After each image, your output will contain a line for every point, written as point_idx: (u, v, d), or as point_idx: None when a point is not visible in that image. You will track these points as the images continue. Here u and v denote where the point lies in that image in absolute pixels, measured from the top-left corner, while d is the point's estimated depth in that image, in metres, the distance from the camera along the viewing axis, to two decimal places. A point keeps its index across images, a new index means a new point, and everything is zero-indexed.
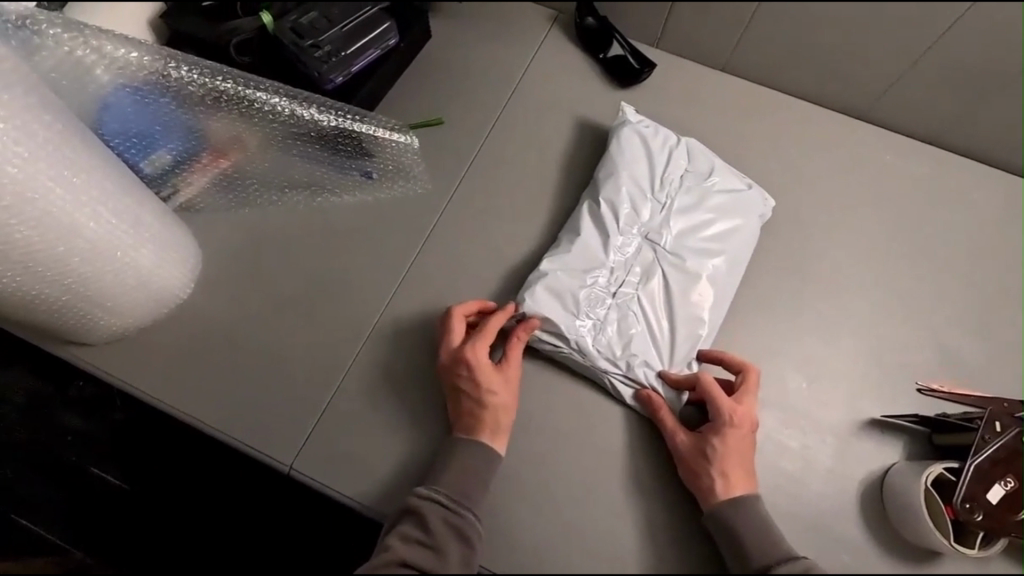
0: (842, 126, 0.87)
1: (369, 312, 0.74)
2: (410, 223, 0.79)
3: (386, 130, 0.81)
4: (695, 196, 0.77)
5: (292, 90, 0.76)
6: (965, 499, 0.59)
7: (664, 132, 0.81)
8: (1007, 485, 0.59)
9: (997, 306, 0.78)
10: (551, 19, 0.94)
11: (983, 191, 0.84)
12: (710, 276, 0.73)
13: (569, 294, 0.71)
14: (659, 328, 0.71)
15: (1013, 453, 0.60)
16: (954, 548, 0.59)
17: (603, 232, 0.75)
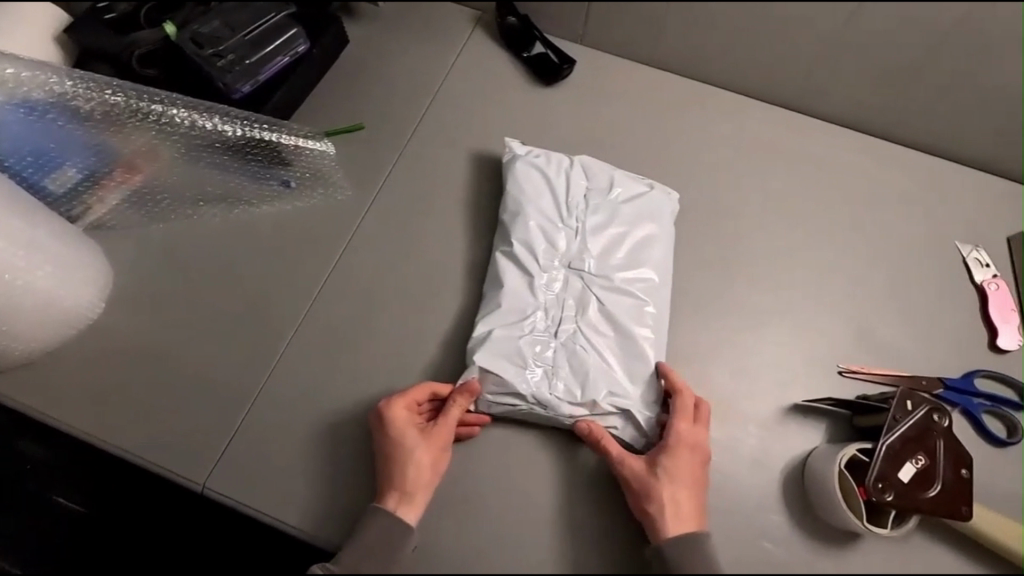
0: (766, 115, 0.87)
1: (287, 326, 0.72)
2: (330, 231, 0.77)
3: (291, 136, 0.79)
4: (603, 212, 0.75)
5: (192, 101, 0.76)
6: (877, 479, 0.59)
7: (554, 158, 0.78)
8: (918, 463, 0.60)
9: (923, 284, 0.78)
10: (472, 19, 0.93)
11: (908, 170, 0.84)
12: (636, 286, 0.71)
13: (506, 352, 0.66)
14: (615, 355, 0.68)
15: (923, 432, 0.61)
16: (866, 529, 0.59)
17: (525, 273, 0.70)
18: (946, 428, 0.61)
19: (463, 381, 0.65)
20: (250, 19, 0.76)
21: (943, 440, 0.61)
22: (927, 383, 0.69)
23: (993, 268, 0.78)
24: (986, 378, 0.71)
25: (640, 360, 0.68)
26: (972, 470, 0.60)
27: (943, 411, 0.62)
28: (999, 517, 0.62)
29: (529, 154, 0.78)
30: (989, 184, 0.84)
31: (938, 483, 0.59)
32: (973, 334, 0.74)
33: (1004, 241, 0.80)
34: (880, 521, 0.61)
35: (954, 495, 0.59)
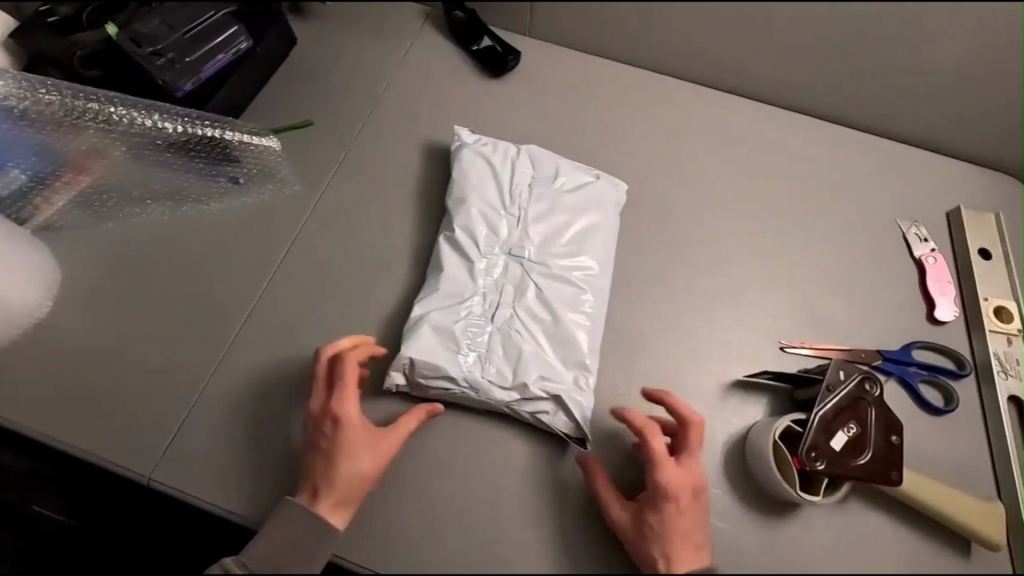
0: (714, 100, 0.87)
1: (235, 320, 0.73)
2: (278, 226, 0.78)
3: (228, 130, 0.80)
4: (544, 200, 0.76)
5: (132, 99, 0.77)
6: (810, 448, 0.60)
7: (502, 146, 0.79)
8: (849, 432, 0.61)
9: (867, 260, 0.78)
10: (421, 14, 0.94)
11: (856, 148, 0.84)
12: (575, 272, 0.73)
13: (441, 334, 0.68)
14: (551, 340, 0.70)
15: (855, 401, 0.62)
16: (800, 497, 0.61)
17: (466, 259, 0.72)
18: (878, 398, 0.62)
19: (397, 359, 0.67)
20: (188, 17, 0.77)
21: (875, 409, 0.62)
22: (866, 355, 0.71)
23: (931, 243, 0.78)
24: (924, 349, 0.72)
25: (575, 342, 0.70)
26: (902, 437, 0.62)
27: (875, 381, 0.63)
28: (933, 483, 0.63)
29: (477, 142, 0.79)
30: (931, 159, 0.85)
31: (868, 450, 0.60)
32: (913, 307, 0.75)
33: (945, 215, 0.81)
34: (812, 489, 0.62)
35: (884, 462, 0.60)
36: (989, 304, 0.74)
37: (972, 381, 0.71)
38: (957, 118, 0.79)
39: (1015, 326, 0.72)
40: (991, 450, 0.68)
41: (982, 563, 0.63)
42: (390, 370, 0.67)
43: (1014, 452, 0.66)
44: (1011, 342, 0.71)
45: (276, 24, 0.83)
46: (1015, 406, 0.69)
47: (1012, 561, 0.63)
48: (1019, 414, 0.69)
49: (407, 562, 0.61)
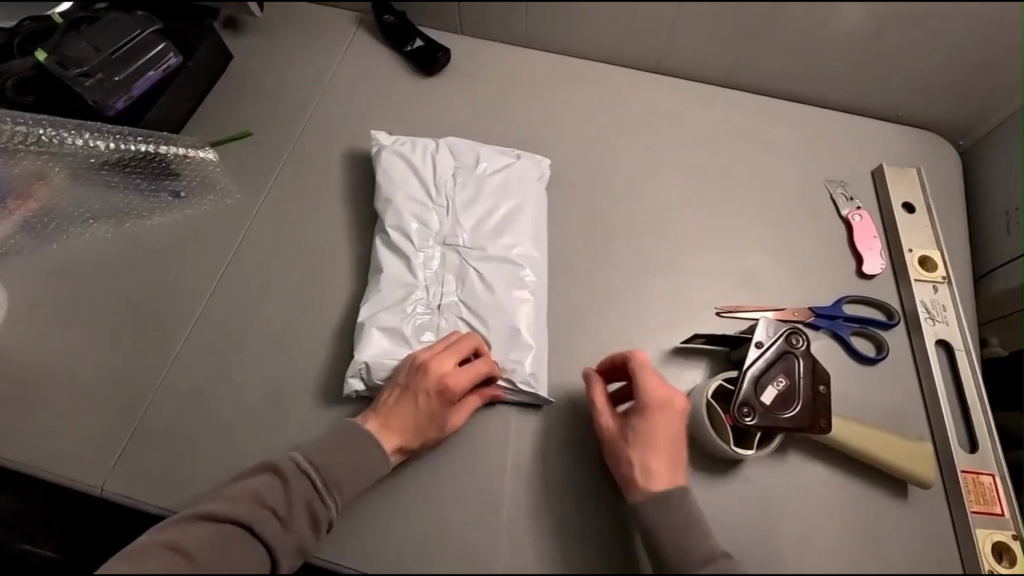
0: (642, 82, 0.90)
1: (182, 330, 0.75)
2: (221, 235, 0.80)
3: (163, 144, 0.82)
4: (470, 188, 0.78)
5: (66, 121, 0.79)
6: (742, 405, 0.62)
7: (419, 141, 0.81)
8: (778, 386, 0.63)
9: (797, 222, 0.81)
10: (355, 21, 0.96)
11: (779, 119, 0.88)
12: (510, 249, 0.75)
13: (391, 336, 0.70)
14: (498, 318, 0.71)
15: (783, 356, 0.64)
16: (735, 452, 0.63)
17: (403, 256, 0.74)
18: (806, 350, 0.64)
19: (352, 366, 0.68)
20: (115, 37, 0.80)
21: (804, 362, 0.64)
22: (800, 313, 0.73)
23: (857, 201, 0.81)
24: (855, 302, 0.75)
25: (518, 317, 0.71)
26: (828, 387, 0.64)
27: (802, 333, 0.65)
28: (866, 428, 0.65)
29: (394, 142, 0.81)
30: (854, 123, 0.88)
31: (797, 402, 0.63)
32: (843, 263, 0.78)
33: (871, 173, 0.84)
34: (745, 444, 0.65)
35: (813, 411, 0.63)
36: (915, 255, 0.76)
37: (903, 329, 0.74)
38: (874, 81, 0.82)
39: (940, 273, 0.75)
40: (922, 392, 0.70)
41: (920, 502, 0.65)
42: (347, 377, 0.68)
43: (943, 396, 0.69)
44: (937, 289, 0.74)
45: (207, 40, 0.85)
46: (944, 350, 0.72)
47: (947, 497, 0.65)
48: (948, 357, 0.72)
49: (359, 553, 0.62)
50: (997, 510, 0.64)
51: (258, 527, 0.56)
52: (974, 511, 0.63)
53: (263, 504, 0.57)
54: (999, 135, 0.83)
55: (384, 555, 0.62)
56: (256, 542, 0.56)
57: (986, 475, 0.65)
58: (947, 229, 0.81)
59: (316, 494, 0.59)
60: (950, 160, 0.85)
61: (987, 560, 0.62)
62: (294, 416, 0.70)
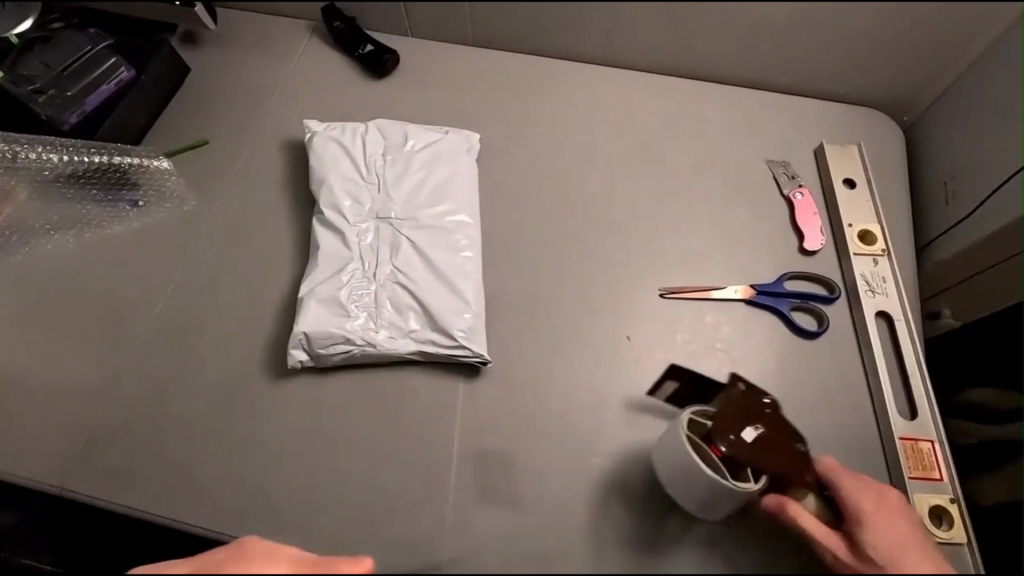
0: (587, 75, 0.92)
1: (140, 334, 0.77)
2: (177, 240, 0.82)
3: (118, 155, 0.85)
4: (400, 164, 0.80)
5: (22, 136, 0.83)
6: (725, 432, 0.59)
7: (351, 126, 0.83)
8: (757, 429, 0.59)
9: (739, 204, 0.82)
10: (308, 29, 0.98)
11: (720, 104, 0.89)
12: (442, 217, 0.77)
13: (327, 304, 0.71)
14: (433, 282, 0.73)
15: (750, 409, 0.60)
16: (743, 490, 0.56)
17: (338, 231, 0.75)
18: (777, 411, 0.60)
19: (292, 338, 0.69)
20: (64, 55, 0.84)
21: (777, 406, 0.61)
22: (740, 292, 0.75)
23: (799, 179, 0.83)
24: (795, 279, 0.76)
25: (454, 282, 0.73)
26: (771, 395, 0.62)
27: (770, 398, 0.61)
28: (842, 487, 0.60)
29: (328, 129, 0.83)
30: (797, 104, 0.89)
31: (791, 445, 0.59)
32: (785, 242, 0.79)
33: (813, 152, 0.85)
34: (744, 478, 0.59)
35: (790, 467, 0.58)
36: (854, 229, 0.77)
37: (843, 303, 0.74)
38: (813, 63, 0.82)
39: (880, 246, 0.76)
40: (863, 363, 0.71)
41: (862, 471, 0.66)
42: (290, 349, 0.69)
43: (881, 361, 0.70)
44: (876, 262, 0.75)
45: (159, 55, 0.88)
46: (884, 320, 0.73)
47: (886, 465, 0.66)
48: (888, 327, 0.72)
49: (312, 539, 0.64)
50: (935, 475, 0.65)
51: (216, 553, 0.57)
52: (912, 476, 0.64)
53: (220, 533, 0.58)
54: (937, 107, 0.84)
55: (338, 541, 0.64)
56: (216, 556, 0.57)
57: (925, 441, 0.66)
58: (889, 204, 0.82)
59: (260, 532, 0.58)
60: (892, 137, 0.86)
61: (926, 524, 0.62)
62: (247, 412, 0.71)
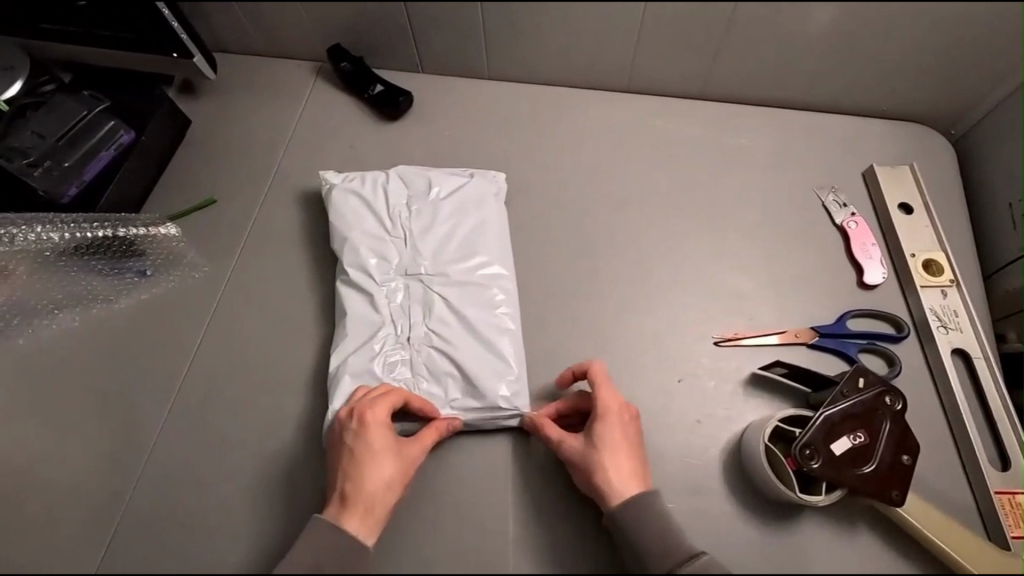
0: (612, 104, 0.87)
1: (157, 417, 0.71)
2: (190, 312, 0.77)
3: (120, 226, 0.80)
4: (425, 215, 0.75)
5: (19, 215, 0.78)
6: (805, 447, 0.57)
7: (369, 176, 0.77)
8: (856, 439, 0.57)
9: (787, 235, 0.77)
10: (314, 72, 0.93)
11: (758, 127, 0.84)
12: (474, 270, 0.72)
13: (361, 375, 0.66)
14: (471, 343, 0.68)
15: (870, 411, 0.59)
16: (799, 500, 0.57)
17: (365, 293, 0.70)
18: (896, 411, 0.59)
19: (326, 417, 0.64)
20: (58, 121, 0.79)
21: (891, 422, 0.58)
22: (801, 336, 0.69)
23: (851, 207, 0.77)
24: (859, 317, 0.71)
25: (494, 340, 0.68)
26: (905, 403, 0.60)
27: (896, 394, 0.60)
28: (941, 515, 0.58)
29: (345, 180, 0.77)
30: (839, 124, 0.84)
31: (876, 460, 0.57)
32: (842, 275, 0.74)
33: (861, 175, 0.80)
34: (813, 491, 0.58)
35: (886, 479, 0.57)
36: (918, 259, 0.72)
37: (914, 341, 0.69)
38: (855, 80, 0.78)
39: (948, 276, 0.71)
40: (943, 406, 0.65)
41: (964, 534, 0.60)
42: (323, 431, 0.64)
43: (965, 405, 0.64)
44: (946, 294, 0.70)
45: (158, 113, 0.83)
46: (960, 358, 0.68)
47: (984, 523, 0.60)
48: (966, 366, 0.67)
49: None
50: None
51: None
52: (1014, 536, 0.58)
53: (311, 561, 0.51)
54: (992, 124, 0.78)
55: None
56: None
57: None
58: (948, 227, 0.77)
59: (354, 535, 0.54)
60: (942, 154, 0.81)
61: None
62: (279, 502, 0.66)
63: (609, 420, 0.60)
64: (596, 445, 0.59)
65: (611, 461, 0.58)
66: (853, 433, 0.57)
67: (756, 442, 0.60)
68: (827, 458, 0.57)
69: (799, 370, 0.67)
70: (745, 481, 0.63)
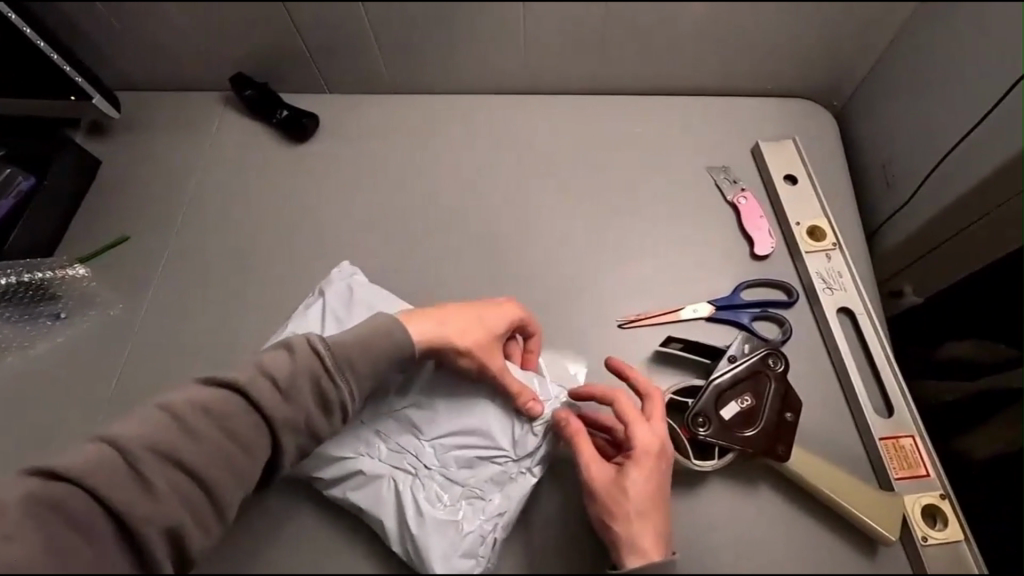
0: (512, 104, 0.90)
1: (73, 455, 0.71)
2: (107, 347, 0.77)
3: (27, 272, 0.80)
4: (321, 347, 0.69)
5: None
6: (696, 415, 0.60)
7: None
8: (743, 403, 0.60)
9: (683, 215, 0.80)
10: (222, 100, 0.94)
11: (652, 113, 0.87)
12: (390, 394, 0.66)
13: (438, 563, 0.59)
14: (459, 449, 0.64)
15: (756, 374, 0.62)
16: (694, 466, 0.60)
17: (341, 482, 0.64)
18: (780, 372, 0.62)
19: None
20: None
21: (776, 383, 0.61)
22: (700, 311, 0.72)
23: (740, 183, 0.81)
24: (752, 287, 0.74)
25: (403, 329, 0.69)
26: (788, 364, 0.63)
27: (780, 355, 0.63)
28: (824, 466, 0.61)
29: None
30: (728, 104, 0.87)
31: (762, 421, 0.60)
32: (735, 248, 0.77)
33: (749, 151, 0.84)
34: (709, 457, 0.61)
35: (773, 437, 0.60)
36: (803, 226, 0.76)
37: (804, 304, 0.73)
38: (731, 62, 0.82)
39: (830, 240, 0.75)
40: (832, 364, 0.69)
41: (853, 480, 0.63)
42: None
43: (850, 360, 0.68)
44: (829, 257, 0.74)
45: (62, 160, 0.84)
46: (847, 316, 0.71)
47: (872, 469, 0.63)
48: (852, 323, 0.71)
49: None
50: (921, 471, 0.62)
51: (261, 399, 0.52)
52: (899, 477, 0.62)
53: (266, 374, 0.53)
54: (865, 93, 0.83)
55: None
56: (249, 411, 0.51)
57: (906, 437, 0.63)
58: (833, 194, 0.81)
59: (326, 372, 0.54)
60: (826, 124, 0.85)
61: (920, 526, 0.59)
62: None
63: (642, 466, 0.56)
64: (624, 489, 0.55)
65: (656, 471, 0.57)
66: (739, 398, 0.61)
67: None
68: (715, 424, 0.60)
69: (694, 343, 0.70)
70: None
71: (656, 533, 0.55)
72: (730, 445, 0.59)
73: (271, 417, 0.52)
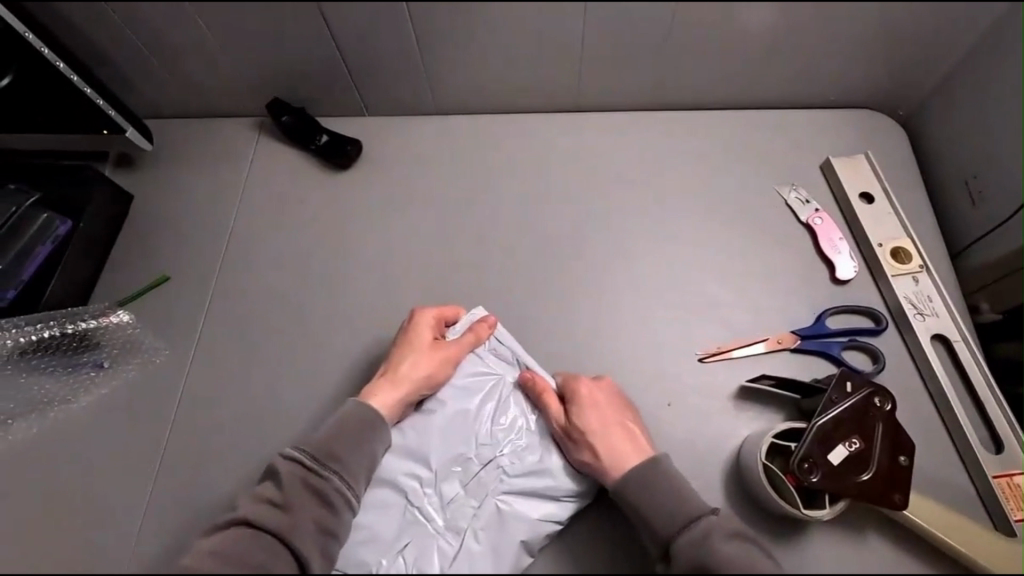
0: (564, 124, 0.86)
1: (125, 517, 0.66)
2: (154, 397, 0.73)
3: (70, 322, 0.77)
4: None
5: None
6: (803, 460, 0.56)
7: None
8: (852, 446, 0.57)
9: (755, 238, 0.77)
10: (256, 127, 0.90)
11: (712, 130, 0.83)
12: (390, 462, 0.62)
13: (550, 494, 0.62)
14: (479, 427, 0.65)
15: (862, 413, 0.58)
16: (803, 516, 0.56)
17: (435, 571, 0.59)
18: (887, 412, 0.58)
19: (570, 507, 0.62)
20: None
21: (884, 424, 0.58)
22: (783, 342, 0.69)
23: (814, 203, 0.78)
24: (836, 314, 0.71)
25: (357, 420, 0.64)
26: (894, 403, 0.59)
27: (884, 393, 0.59)
28: (941, 510, 0.58)
29: None
30: (792, 118, 0.84)
31: (873, 465, 0.56)
32: (814, 272, 0.74)
33: (819, 168, 0.81)
34: (817, 504, 0.58)
35: (886, 483, 0.56)
36: (886, 248, 0.72)
37: (893, 331, 0.69)
38: (800, 76, 0.78)
39: (917, 262, 0.71)
40: (931, 395, 0.65)
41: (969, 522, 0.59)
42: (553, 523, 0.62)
43: (952, 392, 0.64)
44: (917, 280, 0.70)
45: (97, 199, 0.80)
46: (941, 343, 0.68)
47: (984, 508, 0.60)
48: (947, 350, 0.68)
49: None
50: None
51: (259, 521, 0.51)
52: (1017, 519, 0.59)
53: (260, 498, 0.53)
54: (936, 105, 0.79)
55: None
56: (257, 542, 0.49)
57: (1020, 475, 0.60)
58: (909, 211, 0.77)
59: (309, 469, 0.55)
60: (896, 138, 0.82)
61: None
62: None
63: (586, 403, 0.62)
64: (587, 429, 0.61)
65: (603, 403, 0.62)
66: (848, 441, 0.57)
67: (753, 461, 0.59)
68: (826, 470, 0.56)
69: (783, 377, 0.66)
70: (751, 501, 0.61)
71: (637, 442, 0.59)
72: (843, 494, 0.55)
73: (272, 528, 0.50)
